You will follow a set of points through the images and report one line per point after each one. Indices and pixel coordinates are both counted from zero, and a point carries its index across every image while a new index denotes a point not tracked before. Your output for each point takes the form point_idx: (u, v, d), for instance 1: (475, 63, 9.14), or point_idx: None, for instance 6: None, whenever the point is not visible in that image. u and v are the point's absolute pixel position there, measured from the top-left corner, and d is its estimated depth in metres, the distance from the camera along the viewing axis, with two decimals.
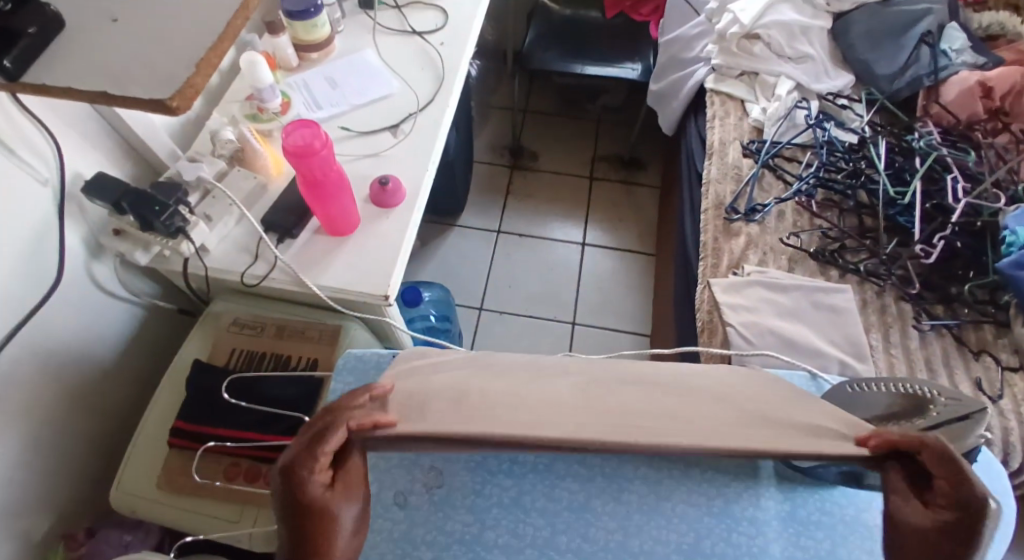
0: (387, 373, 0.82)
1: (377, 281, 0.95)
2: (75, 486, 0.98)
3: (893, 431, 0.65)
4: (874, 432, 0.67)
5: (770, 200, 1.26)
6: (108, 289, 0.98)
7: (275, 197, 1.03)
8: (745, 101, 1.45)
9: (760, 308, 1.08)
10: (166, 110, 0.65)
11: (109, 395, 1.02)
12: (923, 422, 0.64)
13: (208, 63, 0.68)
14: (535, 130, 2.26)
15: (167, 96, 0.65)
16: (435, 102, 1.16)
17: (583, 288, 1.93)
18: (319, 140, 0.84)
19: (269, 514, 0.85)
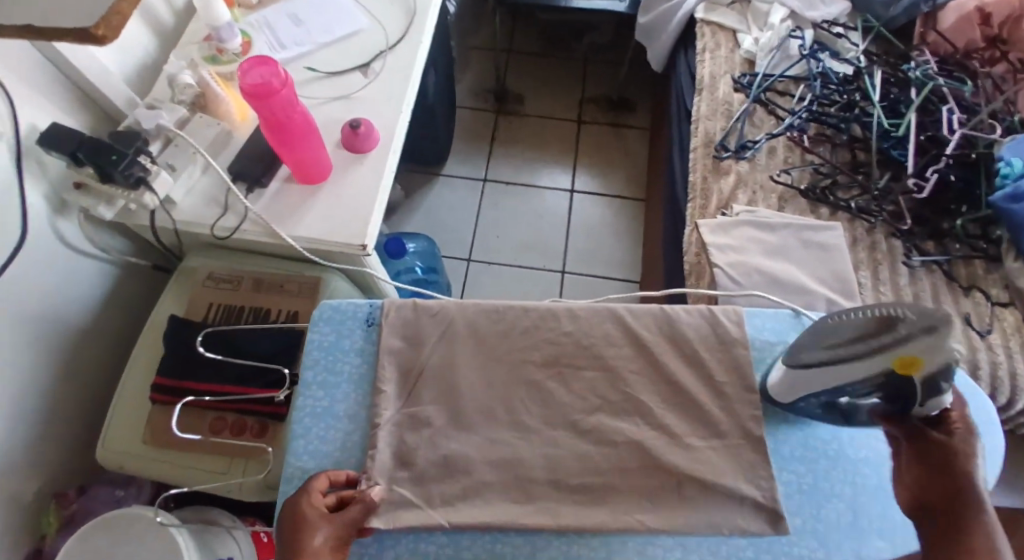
0: (362, 323, 0.80)
1: (353, 229, 0.92)
2: (59, 447, 0.97)
3: (861, 350, 0.64)
4: (844, 353, 0.66)
5: (761, 136, 1.23)
6: (75, 246, 0.95)
7: (241, 144, 0.97)
8: (736, 31, 1.40)
9: (747, 248, 1.04)
10: (92, 41, 0.61)
11: (89, 356, 1.00)
12: (887, 338, 0.63)
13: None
14: (519, 73, 2.19)
15: (92, 26, 0.61)
16: (406, 40, 1.11)
17: (572, 236, 1.90)
18: (277, 78, 0.78)
19: (255, 465, 0.85)
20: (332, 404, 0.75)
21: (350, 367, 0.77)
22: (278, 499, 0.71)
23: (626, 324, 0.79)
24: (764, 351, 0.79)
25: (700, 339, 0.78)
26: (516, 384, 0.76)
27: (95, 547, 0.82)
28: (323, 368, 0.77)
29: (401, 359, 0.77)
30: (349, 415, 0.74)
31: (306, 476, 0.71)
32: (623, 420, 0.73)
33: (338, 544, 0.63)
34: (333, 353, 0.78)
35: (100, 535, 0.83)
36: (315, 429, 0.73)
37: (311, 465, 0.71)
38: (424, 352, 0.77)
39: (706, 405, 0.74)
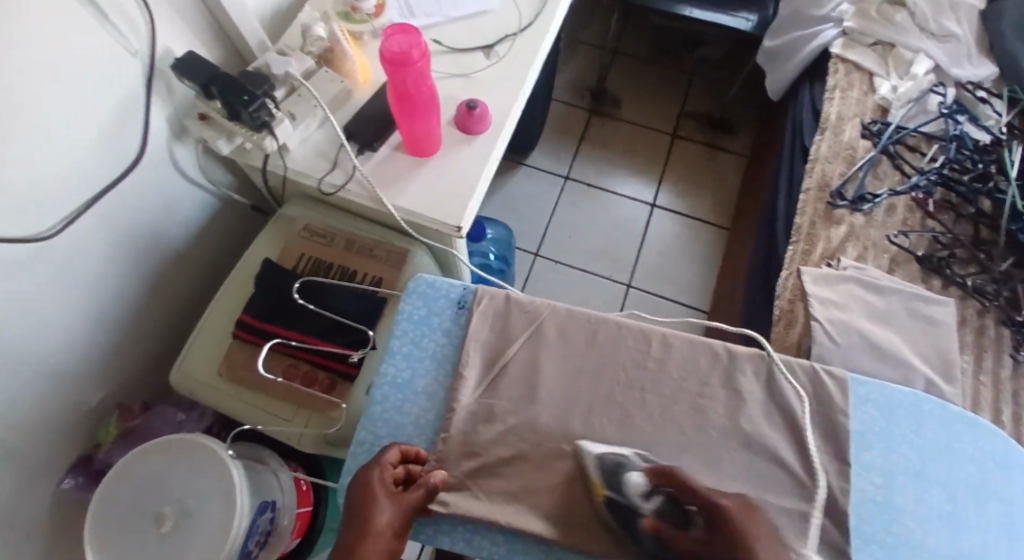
0: (453, 305, 0.79)
1: (452, 208, 0.91)
2: (133, 363, 1.00)
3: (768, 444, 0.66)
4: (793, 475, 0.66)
5: (882, 191, 1.16)
6: (186, 173, 0.96)
7: (359, 104, 0.98)
8: (874, 74, 1.33)
9: (851, 306, 0.99)
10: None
11: (177, 280, 1.02)
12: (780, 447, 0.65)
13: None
14: (622, 75, 2.14)
15: None
16: (536, 26, 1.08)
17: (645, 251, 1.86)
18: (417, 49, 0.76)
19: (320, 419, 0.86)
20: (412, 378, 0.75)
21: (435, 344, 0.77)
22: (346, 460, 0.71)
23: (722, 362, 0.76)
24: (862, 424, 0.74)
25: (801, 393, 0.75)
26: (597, 401, 0.73)
27: (151, 468, 0.84)
28: (409, 340, 0.77)
29: (486, 349, 0.76)
30: (426, 392, 0.74)
31: (377, 442, 0.71)
32: (705, 462, 0.70)
33: (402, 525, 0.62)
34: (420, 327, 0.78)
35: (157, 455, 0.84)
36: (393, 400, 0.73)
37: (382, 433, 0.72)
38: (509, 345, 0.76)
39: (792, 466, 0.71)
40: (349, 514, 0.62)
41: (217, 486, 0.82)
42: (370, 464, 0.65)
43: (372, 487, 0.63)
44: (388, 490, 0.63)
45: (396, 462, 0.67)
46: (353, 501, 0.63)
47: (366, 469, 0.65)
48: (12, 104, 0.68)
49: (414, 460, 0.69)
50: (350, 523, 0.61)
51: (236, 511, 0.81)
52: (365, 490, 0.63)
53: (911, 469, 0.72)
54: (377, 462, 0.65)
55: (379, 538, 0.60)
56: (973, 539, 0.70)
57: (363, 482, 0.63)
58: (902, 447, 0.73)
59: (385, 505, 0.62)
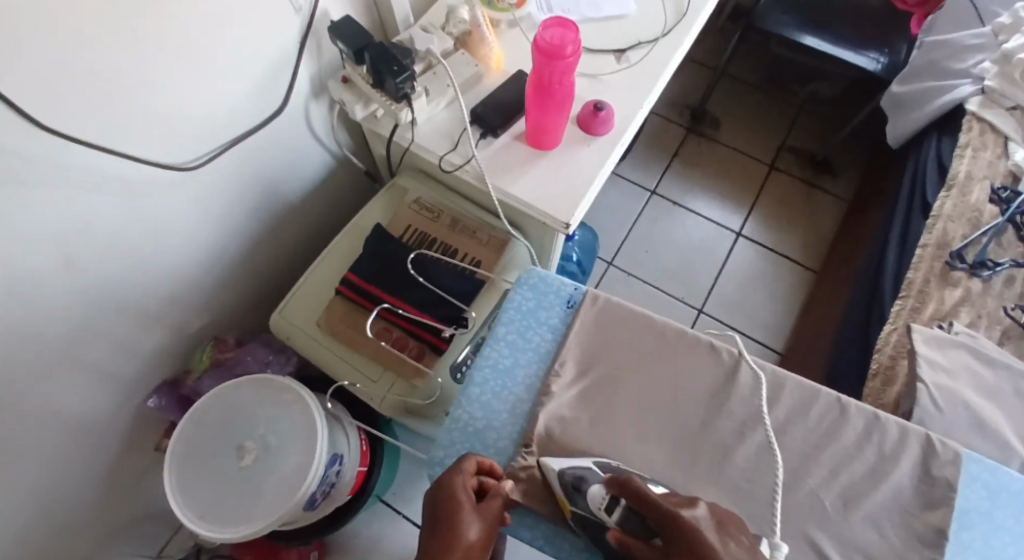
0: (563, 302, 0.82)
1: (564, 206, 0.91)
2: (234, 301, 1.05)
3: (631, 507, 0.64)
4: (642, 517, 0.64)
5: (1005, 260, 1.09)
6: (316, 131, 1.00)
7: (489, 90, 0.99)
8: (1009, 138, 1.26)
9: (961, 375, 0.94)
10: None
11: (287, 231, 1.07)
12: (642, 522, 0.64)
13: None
14: (726, 99, 2.09)
15: None
16: (670, 37, 1.07)
17: (724, 279, 1.82)
18: (571, 46, 0.77)
19: (403, 385, 0.88)
20: (513, 367, 0.78)
21: (540, 339, 0.80)
22: (439, 434, 0.75)
23: (827, 413, 0.75)
24: (969, 501, 0.71)
25: (907, 455, 0.73)
26: (689, 424, 0.75)
27: (242, 402, 0.88)
28: (515, 330, 0.81)
29: (589, 350, 0.79)
30: (525, 383, 0.78)
31: (471, 425, 0.75)
32: (793, 506, 0.71)
33: (489, 535, 0.65)
34: (528, 320, 0.81)
35: (249, 392, 0.88)
36: (492, 385, 0.77)
37: (478, 416, 0.76)
38: (614, 354, 0.79)
39: (884, 526, 0.70)
40: (433, 519, 0.65)
41: (302, 433, 0.85)
42: (450, 475, 0.67)
43: (455, 500, 0.64)
44: (470, 502, 0.65)
45: (475, 472, 0.69)
46: (437, 512, 0.65)
47: (446, 478, 0.67)
48: (183, 39, 0.72)
49: (489, 473, 0.69)
50: (433, 535, 0.64)
51: (314, 460, 0.83)
52: (449, 503, 0.64)
53: (1006, 556, 0.70)
54: (455, 472, 0.67)
55: (470, 548, 0.63)
56: None
57: (446, 494, 0.65)
58: (1006, 534, 0.70)
59: (471, 517, 0.64)
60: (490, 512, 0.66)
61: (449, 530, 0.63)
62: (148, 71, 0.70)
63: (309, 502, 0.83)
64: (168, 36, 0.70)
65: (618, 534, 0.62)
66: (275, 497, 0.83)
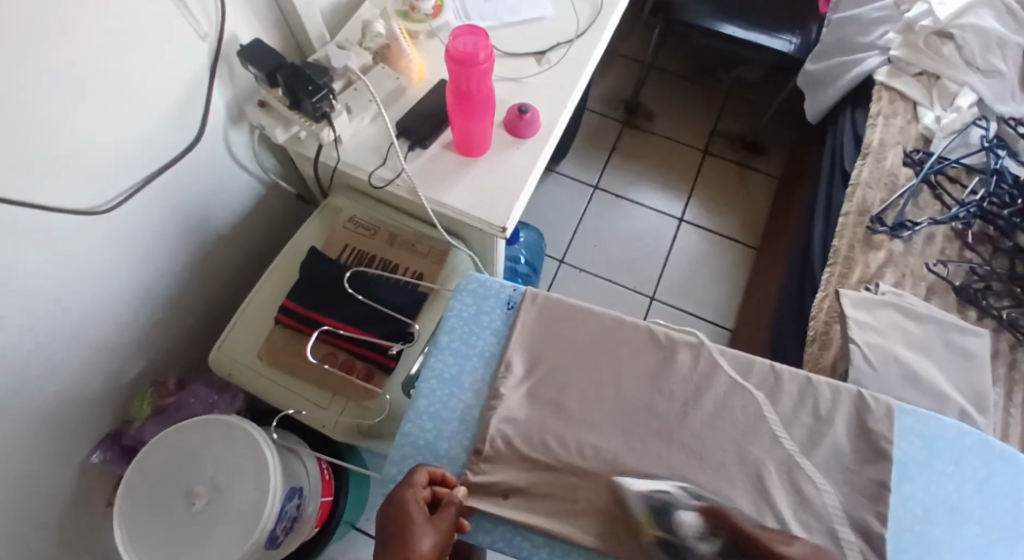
0: (503, 304, 0.83)
1: (498, 209, 0.92)
2: (172, 340, 1.02)
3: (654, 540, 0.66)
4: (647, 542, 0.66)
5: (922, 219, 1.15)
6: (240, 159, 0.98)
7: (413, 101, 0.99)
8: (918, 104, 1.32)
9: (890, 332, 0.99)
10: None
11: (221, 262, 1.05)
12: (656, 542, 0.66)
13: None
14: (656, 90, 2.14)
15: None
16: (588, 35, 1.10)
17: (671, 265, 1.86)
18: (483, 51, 0.78)
19: (356, 408, 0.86)
20: (459, 375, 0.78)
21: (484, 343, 0.80)
22: (391, 451, 0.74)
23: (767, 384, 0.78)
24: (905, 453, 0.75)
25: (844, 415, 0.77)
26: (637, 410, 0.76)
27: (188, 445, 0.85)
28: (457, 337, 0.81)
29: (533, 349, 0.79)
30: (472, 389, 0.78)
31: (422, 437, 0.75)
32: (743, 478, 0.73)
33: (443, 545, 0.65)
34: (469, 325, 0.81)
35: (193, 434, 0.85)
36: (439, 395, 0.77)
37: (428, 427, 0.75)
38: (557, 350, 0.79)
39: (829, 487, 0.73)
40: (388, 534, 0.65)
41: (253, 470, 0.83)
42: (402, 488, 0.67)
43: (407, 513, 0.64)
44: (422, 513, 0.65)
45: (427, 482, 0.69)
46: (391, 525, 0.65)
47: (400, 490, 0.67)
48: (86, 78, 0.70)
49: (442, 482, 0.70)
50: (388, 550, 0.64)
51: (269, 495, 0.81)
52: (401, 516, 0.65)
53: (947, 501, 0.73)
54: (407, 483, 0.67)
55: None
56: None
57: (399, 508, 0.65)
58: (943, 480, 0.74)
59: (423, 528, 0.64)
60: (444, 522, 0.66)
61: (403, 543, 0.63)
62: (50, 113, 0.67)
63: (268, 539, 0.82)
64: (70, 75, 0.68)
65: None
66: (231, 537, 0.80)
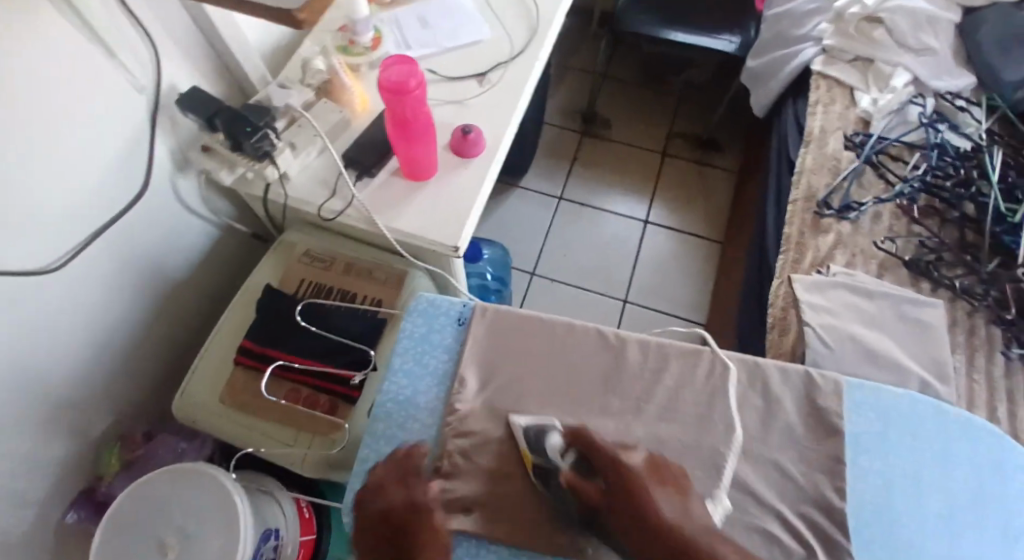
0: (453, 321, 0.84)
1: (449, 230, 0.93)
2: (137, 391, 1.02)
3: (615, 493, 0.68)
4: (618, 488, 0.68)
5: (867, 199, 1.19)
6: (189, 204, 0.99)
7: (358, 133, 1.00)
8: (855, 89, 1.36)
9: (843, 311, 1.01)
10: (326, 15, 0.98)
11: (180, 308, 1.05)
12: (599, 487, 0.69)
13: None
14: (612, 98, 2.18)
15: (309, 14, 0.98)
16: (526, 54, 1.12)
17: (641, 268, 1.88)
18: (414, 78, 0.80)
19: (322, 441, 0.86)
20: (415, 396, 0.79)
21: (437, 362, 0.81)
22: (350, 477, 0.75)
23: (721, 374, 0.80)
24: (859, 426, 0.77)
25: (796, 398, 0.79)
26: (592, 413, 0.77)
27: (156, 493, 0.85)
28: (410, 358, 0.82)
29: (485, 362, 0.80)
30: (428, 408, 0.78)
31: (380, 461, 0.75)
32: (704, 468, 0.74)
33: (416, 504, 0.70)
34: (422, 345, 0.82)
35: (162, 482, 0.85)
36: (396, 417, 0.78)
37: (385, 450, 0.76)
38: (509, 362, 0.81)
39: (789, 469, 0.74)
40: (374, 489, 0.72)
41: (221, 513, 0.83)
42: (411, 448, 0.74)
43: (403, 465, 0.72)
44: (410, 473, 0.72)
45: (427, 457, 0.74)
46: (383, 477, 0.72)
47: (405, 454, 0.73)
48: (23, 140, 0.71)
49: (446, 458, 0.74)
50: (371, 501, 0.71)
51: (238, 538, 0.81)
52: (393, 467, 0.72)
53: (908, 472, 0.75)
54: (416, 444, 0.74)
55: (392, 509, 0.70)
56: (972, 539, 0.73)
57: (397, 458, 0.73)
58: (899, 451, 0.76)
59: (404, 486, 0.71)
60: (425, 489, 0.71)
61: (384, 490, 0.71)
62: None
63: None
64: (6, 137, 0.68)
65: (573, 481, 0.69)
66: None
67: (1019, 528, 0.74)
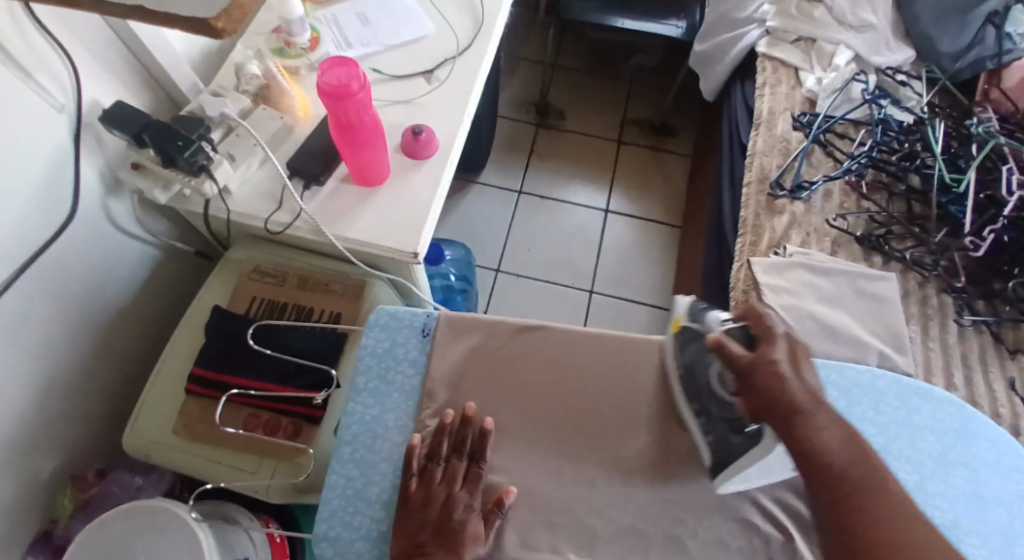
0: (418, 333, 0.80)
1: (404, 236, 0.90)
2: (85, 427, 0.96)
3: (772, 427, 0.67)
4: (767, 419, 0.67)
5: (818, 178, 1.20)
6: (124, 227, 0.94)
7: (302, 140, 0.96)
8: (800, 69, 1.38)
9: (801, 291, 1.02)
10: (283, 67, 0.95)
11: (125, 336, 0.99)
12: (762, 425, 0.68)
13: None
14: (563, 88, 2.17)
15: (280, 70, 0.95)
16: (472, 48, 1.09)
17: (604, 257, 1.88)
18: (356, 81, 0.77)
19: (288, 467, 0.83)
20: (383, 414, 0.75)
21: (403, 377, 0.77)
22: (320, 507, 0.71)
23: None
24: None
25: None
26: (565, 417, 0.75)
27: (112, 534, 0.80)
28: (375, 375, 0.77)
29: (455, 373, 0.77)
30: (397, 426, 0.75)
31: (349, 486, 0.72)
32: (678, 463, 0.73)
33: (445, 448, 0.71)
34: (386, 361, 0.78)
35: (117, 522, 0.80)
36: (363, 439, 0.74)
37: (355, 474, 0.72)
38: (479, 372, 0.77)
39: None
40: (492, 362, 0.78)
41: (184, 551, 0.78)
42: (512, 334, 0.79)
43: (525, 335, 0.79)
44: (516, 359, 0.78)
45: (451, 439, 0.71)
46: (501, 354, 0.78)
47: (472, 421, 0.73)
48: None
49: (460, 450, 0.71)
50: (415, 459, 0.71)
51: None
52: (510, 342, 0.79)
53: (874, 445, 0.76)
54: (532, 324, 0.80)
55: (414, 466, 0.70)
56: (939, 507, 0.74)
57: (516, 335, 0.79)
58: (865, 425, 0.77)
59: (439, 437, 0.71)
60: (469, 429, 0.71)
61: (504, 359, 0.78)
62: None
63: None
64: None
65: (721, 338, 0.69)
66: None
67: (982, 491, 0.76)
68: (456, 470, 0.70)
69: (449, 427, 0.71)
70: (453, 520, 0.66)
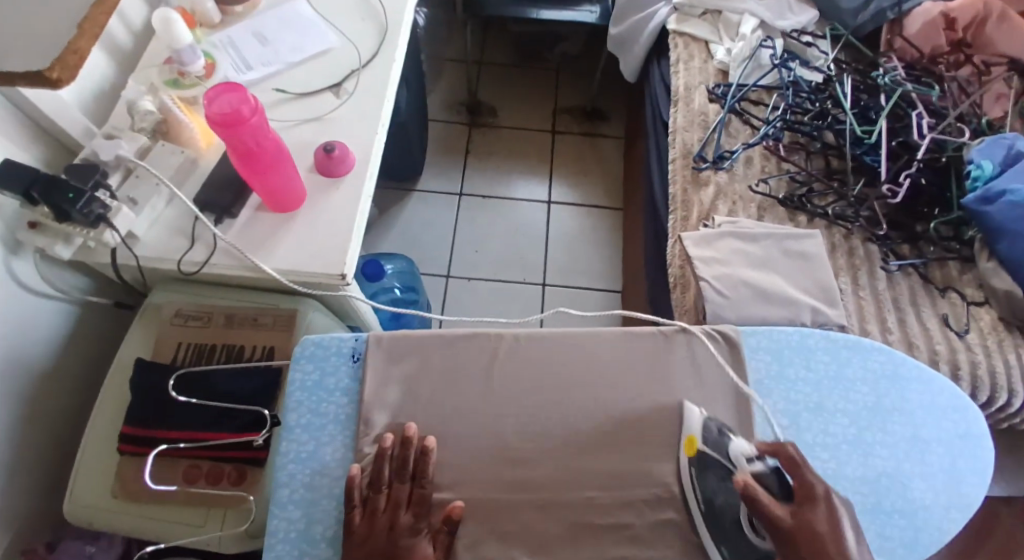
0: (347, 359, 0.79)
1: (329, 258, 0.88)
2: (23, 502, 0.92)
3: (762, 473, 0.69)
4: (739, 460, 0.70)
5: (737, 146, 1.22)
6: (33, 288, 0.90)
7: (209, 170, 0.94)
8: (710, 42, 1.40)
9: (731, 259, 1.04)
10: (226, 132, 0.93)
11: (51, 401, 0.95)
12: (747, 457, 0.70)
13: (93, 23, 0.68)
14: (491, 84, 2.16)
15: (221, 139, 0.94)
16: (378, 57, 1.07)
17: (552, 248, 1.88)
18: (247, 105, 0.75)
19: (236, 514, 0.81)
20: (319, 448, 0.74)
21: (336, 406, 0.76)
22: (264, 554, 0.69)
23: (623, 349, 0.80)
24: (758, 372, 0.79)
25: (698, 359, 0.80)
26: (506, 424, 0.75)
27: None
28: (307, 410, 0.76)
29: (389, 395, 0.76)
30: (336, 457, 0.74)
31: (293, 526, 0.70)
32: (622, 452, 0.74)
33: (386, 474, 0.70)
34: (316, 393, 0.77)
35: None
36: (302, 476, 0.73)
37: (297, 515, 0.71)
38: (413, 392, 0.76)
39: None
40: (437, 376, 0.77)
41: None
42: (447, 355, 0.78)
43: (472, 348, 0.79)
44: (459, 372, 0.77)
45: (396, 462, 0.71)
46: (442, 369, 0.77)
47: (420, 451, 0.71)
48: None
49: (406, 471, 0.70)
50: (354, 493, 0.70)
51: None
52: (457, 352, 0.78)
53: (811, 402, 0.78)
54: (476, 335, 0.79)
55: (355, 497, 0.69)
56: (880, 453, 0.77)
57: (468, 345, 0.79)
58: (799, 385, 0.79)
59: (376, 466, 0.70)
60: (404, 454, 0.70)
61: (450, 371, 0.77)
62: None
63: None
64: None
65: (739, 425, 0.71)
66: None
67: (919, 430, 0.79)
68: (400, 493, 0.69)
69: (390, 451, 0.70)
70: (400, 546, 0.66)
